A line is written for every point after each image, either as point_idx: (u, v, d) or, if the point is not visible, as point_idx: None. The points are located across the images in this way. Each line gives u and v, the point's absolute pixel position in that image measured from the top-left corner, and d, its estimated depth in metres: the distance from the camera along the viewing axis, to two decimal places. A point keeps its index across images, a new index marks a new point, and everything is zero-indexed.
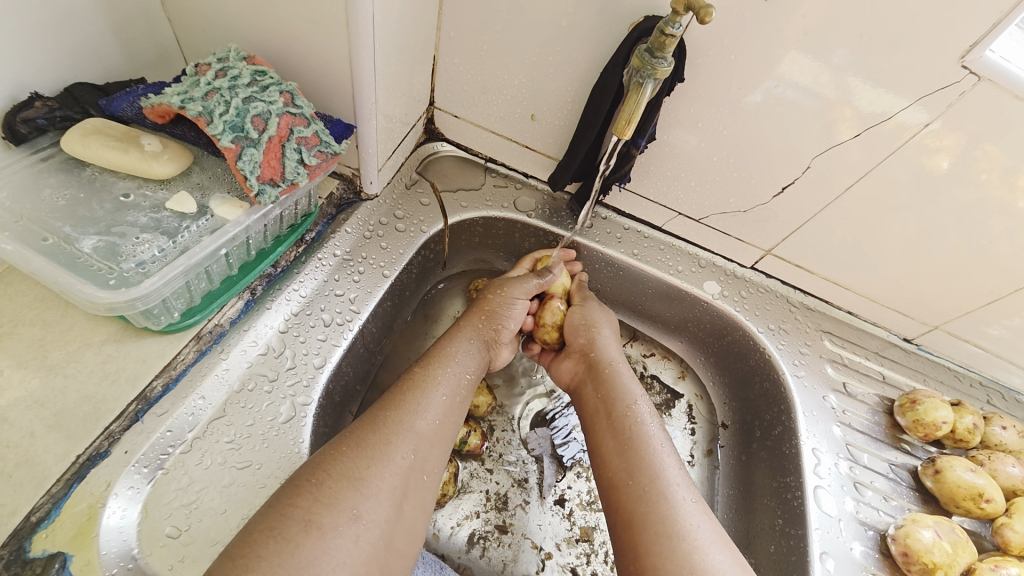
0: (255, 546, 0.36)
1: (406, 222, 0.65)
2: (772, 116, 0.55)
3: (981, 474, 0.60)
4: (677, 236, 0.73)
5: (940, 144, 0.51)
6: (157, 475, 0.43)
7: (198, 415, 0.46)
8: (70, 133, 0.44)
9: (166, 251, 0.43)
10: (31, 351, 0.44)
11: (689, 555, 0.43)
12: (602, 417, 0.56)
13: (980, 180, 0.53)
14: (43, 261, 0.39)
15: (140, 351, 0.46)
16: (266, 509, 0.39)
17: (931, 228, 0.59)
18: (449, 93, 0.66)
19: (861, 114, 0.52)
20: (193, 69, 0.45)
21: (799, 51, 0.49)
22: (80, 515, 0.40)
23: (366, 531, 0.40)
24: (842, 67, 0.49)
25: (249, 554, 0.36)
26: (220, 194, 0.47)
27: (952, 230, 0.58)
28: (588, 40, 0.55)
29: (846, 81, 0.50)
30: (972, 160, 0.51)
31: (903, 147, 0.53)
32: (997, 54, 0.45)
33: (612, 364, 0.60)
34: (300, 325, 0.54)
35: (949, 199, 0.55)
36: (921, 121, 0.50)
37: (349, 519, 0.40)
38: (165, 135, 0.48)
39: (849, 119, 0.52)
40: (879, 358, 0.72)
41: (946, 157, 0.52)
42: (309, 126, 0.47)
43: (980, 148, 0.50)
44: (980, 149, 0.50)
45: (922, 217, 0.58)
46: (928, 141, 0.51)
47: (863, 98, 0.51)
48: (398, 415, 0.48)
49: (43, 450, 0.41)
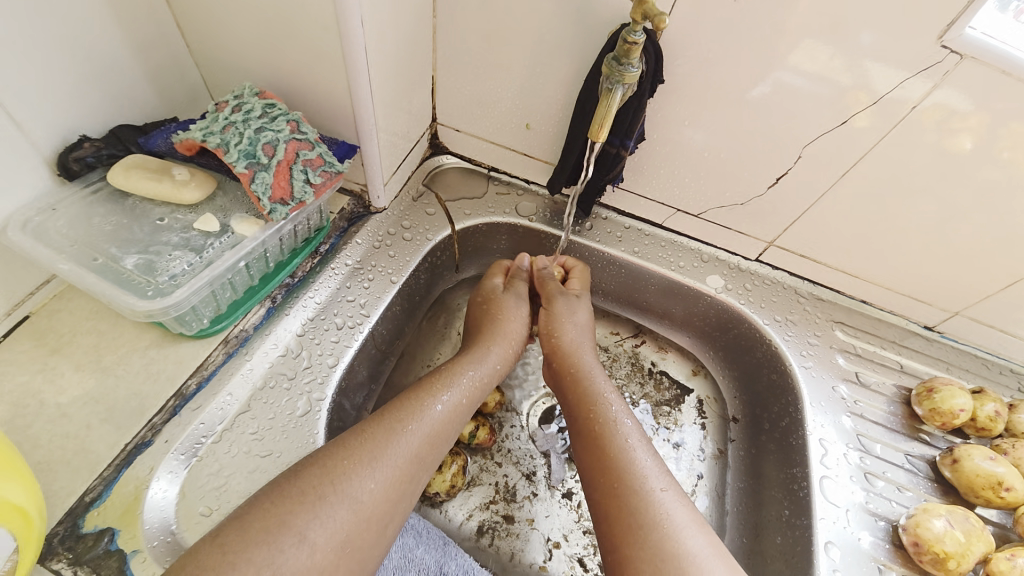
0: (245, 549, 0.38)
1: (413, 231, 0.70)
2: (797, 103, 0.55)
3: (1001, 463, 0.57)
4: (677, 233, 0.75)
5: (963, 124, 0.50)
6: (192, 462, 0.49)
7: (227, 410, 0.52)
8: (114, 168, 0.51)
9: (194, 265, 0.49)
10: (88, 356, 0.52)
11: (661, 543, 0.45)
12: (573, 422, 0.57)
13: (1005, 159, 0.51)
14: (95, 278, 0.46)
15: (177, 354, 0.53)
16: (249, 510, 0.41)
17: (951, 212, 0.58)
18: (450, 109, 0.71)
19: (877, 97, 0.51)
20: (213, 107, 0.52)
21: (808, 40, 0.50)
22: (128, 495, 0.46)
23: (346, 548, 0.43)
24: (864, 49, 0.49)
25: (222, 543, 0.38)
26: (240, 214, 0.53)
27: (978, 212, 0.57)
28: (571, 50, 0.58)
29: (863, 63, 0.50)
30: (996, 139, 0.50)
31: (905, 121, 0.52)
32: (978, 32, 0.45)
33: (581, 368, 0.60)
34: (316, 328, 0.59)
35: (972, 181, 0.54)
36: (922, 93, 0.50)
37: (333, 536, 0.42)
38: (193, 166, 0.54)
39: (870, 103, 0.52)
40: (897, 348, 0.70)
41: (970, 138, 0.51)
42: (314, 149, 0.53)
43: (1006, 127, 0.49)
44: (1007, 128, 0.49)
45: (941, 200, 0.57)
46: (931, 118, 0.51)
47: (886, 80, 0.50)
48: (406, 429, 0.50)
49: (96, 440, 0.48)
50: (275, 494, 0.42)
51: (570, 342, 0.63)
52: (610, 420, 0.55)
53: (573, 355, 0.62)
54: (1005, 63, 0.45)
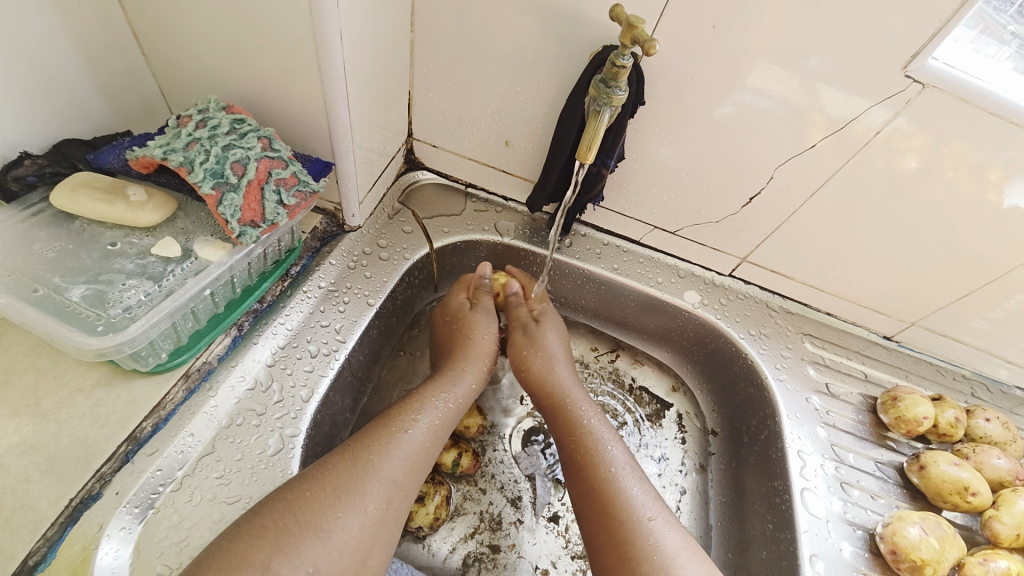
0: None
1: (389, 250, 0.67)
2: (753, 126, 0.57)
3: (965, 468, 0.60)
4: (655, 249, 0.76)
5: (908, 145, 0.54)
6: (149, 514, 0.44)
7: (188, 453, 0.47)
8: (59, 189, 0.46)
9: (152, 295, 0.45)
10: (25, 399, 0.46)
11: (652, 575, 0.45)
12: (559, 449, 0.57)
13: (949, 177, 0.55)
14: (35, 312, 0.41)
15: (130, 393, 0.48)
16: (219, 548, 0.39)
17: (904, 228, 0.61)
18: (427, 125, 0.69)
19: (830, 119, 0.54)
20: (175, 121, 0.48)
21: (765, 64, 0.52)
22: (74, 557, 0.41)
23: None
24: (813, 71, 0.51)
25: None
26: (204, 237, 0.49)
27: (926, 227, 0.60)
28: (552, 70, 0.58)
29: (817, 89, 0.52)
30: (940, 158, 0.54)
31: (868, 147, 0.55)
32: (940, 61, 0.48)
33: (560, 395, 0.60)
34: (287, 358, 0.55)
35: (923, 197, 0.58)
36: (882, 121, 0.53)
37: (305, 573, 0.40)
38: (150, 185, 0.50)
39: (819, 124, 0.55)
40: (861, 358, 0.74)
41: (914, 157, 0.54)
42: (287, 168, 0.49)
43: (947, 146, 0.53)
44: (948, 147, 0.53)
45: (894, 216, 0.60)
46: (894, 143, 0.54)
47: (833, 103, 0.53)
48: (379, 459, 0.47)
49: (38, 495, 0.42)
50: (235, 530, 0.40)
51: (543, 371, 0.61)
52: (597, 447, 0.54)
53: (549, 383, 0.61)
54: (960, 91, 0.48)
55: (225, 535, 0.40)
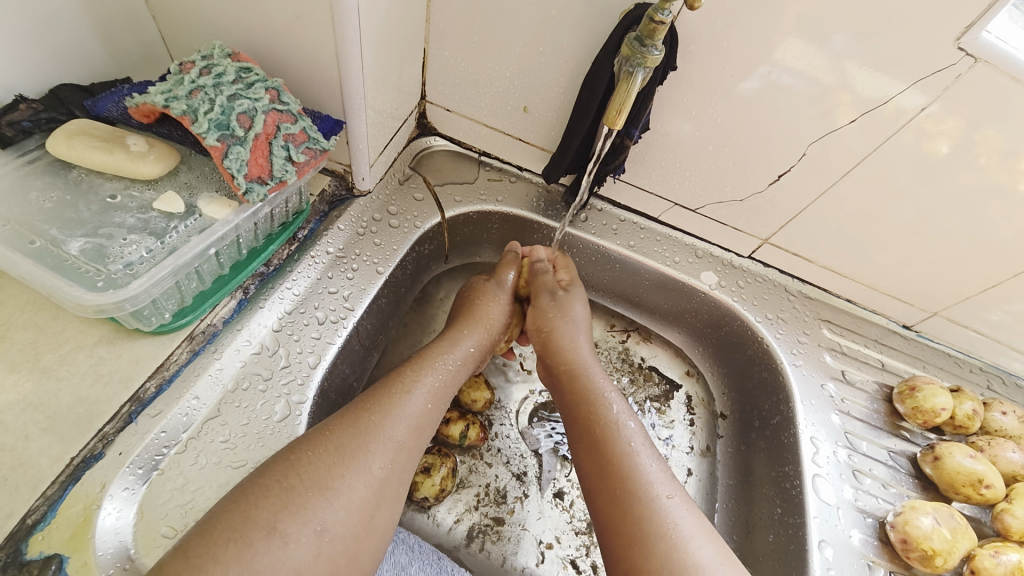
0: (212, 548, 0.35)
1: (400, 217, 0.65)
2: (770, 103, 0.54)
3: (981, 460, 0.59)
4: (673, 227, 0.73)
5: (940, 128, 0.50)
6: (152, 476, 0.43)
7: (193, 415, 0.46)
8: (55, 135, 0.44)
9: (154, 252, 0.43)
10: (23, 354, 0.44)
11: (670, 553, 0.44)
12: (571, 421, 0.55)
13: (981, 163, 0.52)
14: (32, 264, 0.39)
15: (132, 353, 0.46)
16: (227, 507, 0.38)
17: (931, 215, 0.58)
18: (440, 87, 0.66)
19: (862, 98, 0.51)
20: (177, 67, 0.45)
21: (798, 35, 0.48)
22: (76, 517, 0.40)
23: (330, 544, 0.40)
24: (840, 50, 0.48)
25: (204, 555, 0.35)
26: (209, 193, 0.47)
27: (953, 215, 0.57)
28: (577, 30, 0.54)
29: (846, 64, 0.49)
30: (973, 144, 0.50)
31: (901, 131, 0.52)
32: (994, 35, 0.44)
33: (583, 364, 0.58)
34: (294, 324, 0.54)
35: (950, 185, 0.55)
36: (918, 105, 0.49)
37: (314, 531, 0.39)
38: (151, 135, 0.47)
39: (849, 104, 0.51)
40: (878, 346, 0.72)
41: (946, 141, 0.51)
42: (296, 122, 0.47)
43: (980, 132, 0.49)
44: (981, 133, 0.50)
45: (921, 203, 0.57)
46: (928, 125, 0.50)
47: (864, 81, 0.50)
48: (381, 420, 0.46)
49: (38, 453, 0.41)
50: (238, 493, 0.39)
51: (565, 343, 0.60)
52: (613, 422, 0.53)
53: (569, 352, 0.60)
54: (1014, 69, 0.45)
55: (227, 499, 0.39)
